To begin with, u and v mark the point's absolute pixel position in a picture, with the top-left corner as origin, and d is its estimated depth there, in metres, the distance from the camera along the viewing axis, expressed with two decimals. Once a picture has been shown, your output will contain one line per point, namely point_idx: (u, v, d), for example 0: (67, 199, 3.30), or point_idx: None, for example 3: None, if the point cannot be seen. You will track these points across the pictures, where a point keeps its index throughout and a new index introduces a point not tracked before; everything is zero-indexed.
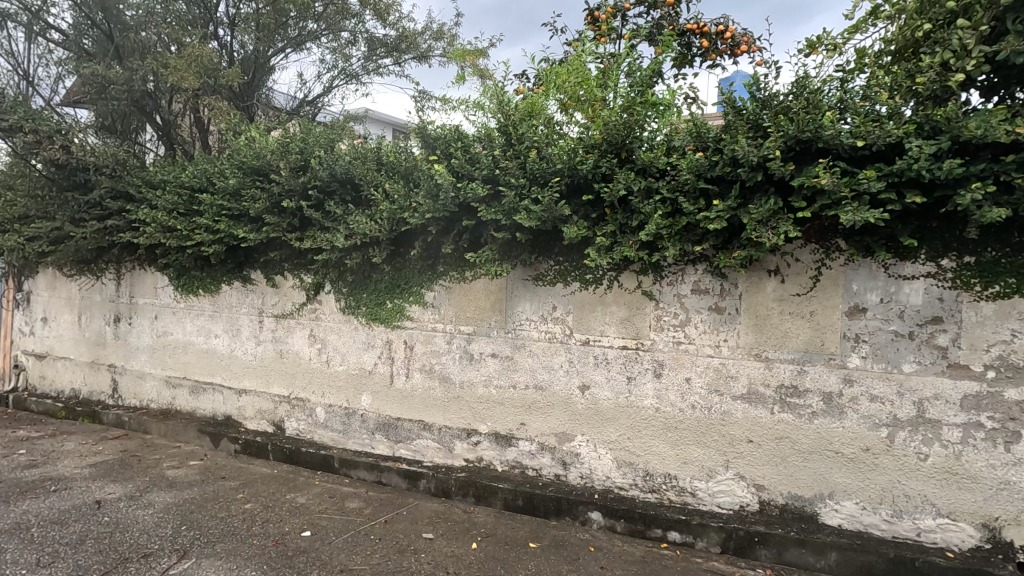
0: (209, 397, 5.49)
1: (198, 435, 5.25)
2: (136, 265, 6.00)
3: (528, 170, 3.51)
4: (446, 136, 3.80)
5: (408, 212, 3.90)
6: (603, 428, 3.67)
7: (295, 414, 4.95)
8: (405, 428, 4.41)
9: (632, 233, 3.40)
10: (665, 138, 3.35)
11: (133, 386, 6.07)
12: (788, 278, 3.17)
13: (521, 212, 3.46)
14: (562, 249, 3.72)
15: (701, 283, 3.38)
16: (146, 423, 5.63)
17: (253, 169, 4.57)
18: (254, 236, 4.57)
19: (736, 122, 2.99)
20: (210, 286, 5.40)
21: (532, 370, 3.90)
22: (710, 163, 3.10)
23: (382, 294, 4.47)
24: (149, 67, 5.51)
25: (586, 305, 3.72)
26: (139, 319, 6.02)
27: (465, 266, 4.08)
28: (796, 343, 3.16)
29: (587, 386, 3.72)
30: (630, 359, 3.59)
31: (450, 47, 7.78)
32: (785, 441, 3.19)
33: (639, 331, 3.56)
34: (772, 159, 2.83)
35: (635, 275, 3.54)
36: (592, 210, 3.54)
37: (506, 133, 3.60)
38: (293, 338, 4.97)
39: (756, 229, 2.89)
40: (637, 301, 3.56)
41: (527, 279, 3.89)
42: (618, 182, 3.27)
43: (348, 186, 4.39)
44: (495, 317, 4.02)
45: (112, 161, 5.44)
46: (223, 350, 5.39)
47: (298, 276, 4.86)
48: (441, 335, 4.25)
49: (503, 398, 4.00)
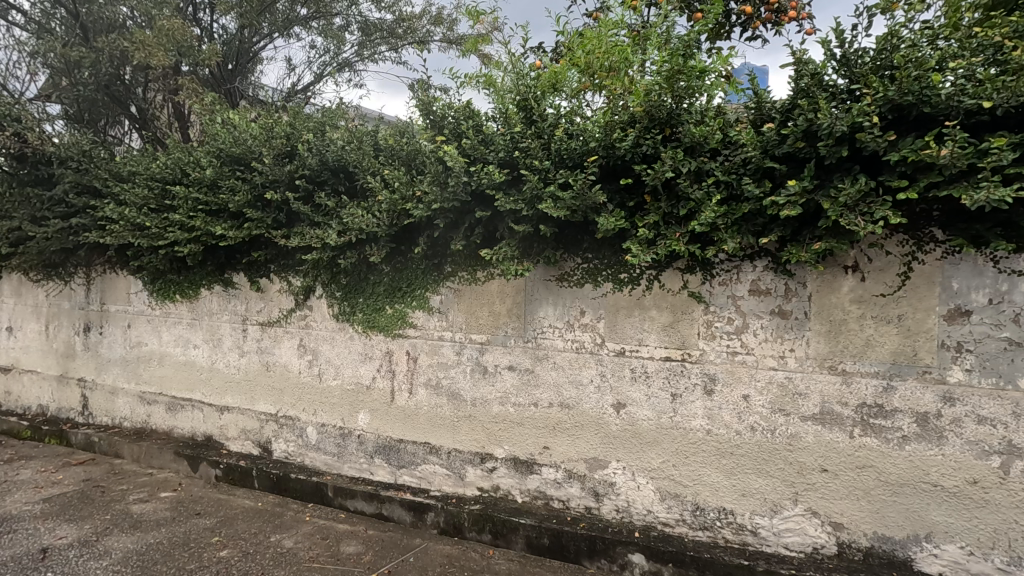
0: (187, 414, 4.92)
1: (174, 458, 4.66)
2: (106, 268, 5.41)
3: (553, 150, 2.99)
4: (455, 114, 3.26)
5: (411, 202, 3.36)
6: (642, 453, 3.14)
7: (284, 435, 4.39)
8: (409, 451, 3.86)
9: (678, 223, 2.87)
10: (719, 109, 2.82)
11: (105, 403, 5.49)
12: (869, 276, 2.64)
13: (546, 200, 2.93)
14: (592, 245, 3.18)
15: (760, 282, 2.86)
16: (117, 445, 5.05)
17: (233, 157, 4.03)
18: (234, 233, 4.00)
19: (814, 86, 2.46)
20: (189, 291, 4.84)
21: (556, 386, 3.36)
22: (779, 138, 2.58)
23: (381, 299, 3.92)
24: (116, 45, 4.92)
25: (620, 310, 3.18)
26: (111, 328, 5.44)
27: (478, 265, 3.54)
28: (881, 353, 2.64)
29: (623, 404, 3.18)
30: (674, 372, 3.06)
31: (451, 32, 7.23)
32: (869, 471, 2.66)
33: (685, 340, 3.03)
34: (861, 129, 2.30)
35: (680, 274, 3.02)
36: (629, 196, 3.01)
37: (525, 108, 3.06)
38: (281, 348, 4.41)
39: (842, 215, 2.36)
40: (682, 304, 3.04)
41: (550, 279, 3.35)
42: (663, 163, 2.74)
43: (341, 175, 3.83)
44: (512, 323, 3.48)
45: (76, 151, 4.88)
46: (203, 362, 4.82)
47: (286, 280, 4.31)
48: (449, 345, 3.70)
49: (523, 418, 3.46)
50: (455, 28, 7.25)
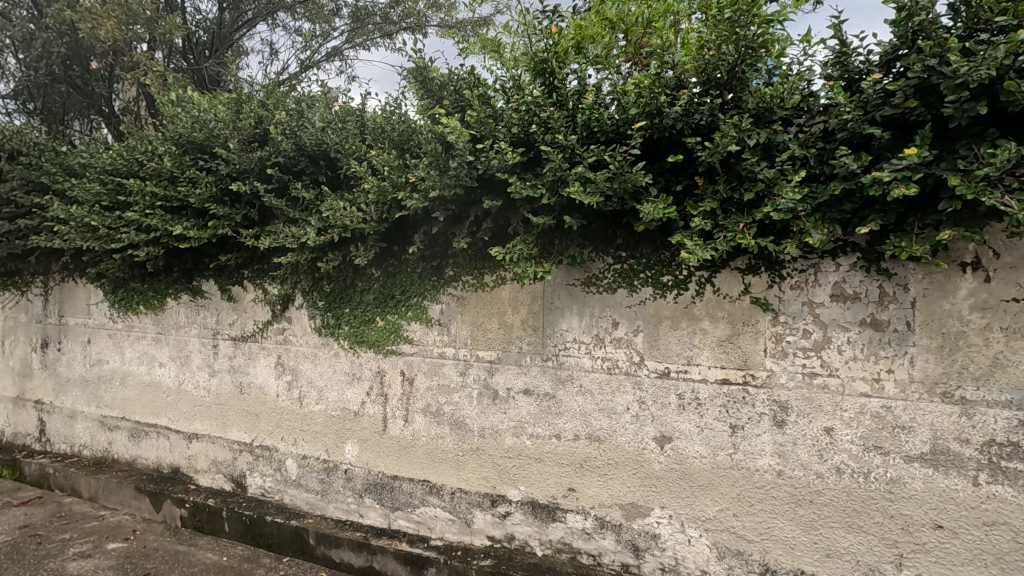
0: (152, 443, 4.30)
1: (135, 496, 4.03)
2: (65, 276, 4.80)
3: (580, 122, 2.39)
4: (456, 81, 2.66)
5: (403, 191, 2.75)
6: (694, 499, 2.53)
7: (260, 468, 3.77)
8: (405, 491, 3.24)
9: (740, 211, 2.28)
10: (791, 64, 2.23)
11: (63, 428, 4.87)
12: (997, 275, 2.03)
13: (573, 184, 2.33)
14: (627, 240, 2.58)
15: (846, 284, 2.25)
16: (73, 479, 4.42)
17: (196, 144, 3.43)
18: (197, 233, 3.38)
19: (934, 24, 1.86)
20: (153, 302, 4.24)
21: (583, 415, 2.75)
22: (881, 97, 1.98)
23: (370, 309, 3.31)
24: (64, 18, 4.32)
25: (663, 321, 2.58)
26: (70, 343, 4.82)
27: (486, 267, 2.94)
28: (1015, 375, 2.02)
29: (668, 438, 2.58)
30: (734, 399, 2.45)
31: (450, 17, 6.63)
32: (1001, 530, 2.04)
33: (747, 357, 2.42)
34: (1008, 75, 1.72)
35: (740, 275, 2.42)
36: (677, 178, 2.41)
37: (543, 71, 2.46)
38: (256, 367, 3.80)
39: (983, 191, 1.76)
40: (743, 313, 2.43)
41: (575, 283, 2.74)
42: (726, 133, 2.15)
43: (322, 162, 3.24)
44: (528, 338, 2.87)
45: (24, 142, 4.30)
46: (169, 383, 4.20)
47: (261, 287, 3.71)
48: (451, 364, 3.09)
49: (542, 453, 2.85)
50: (455, 13, 6.66)
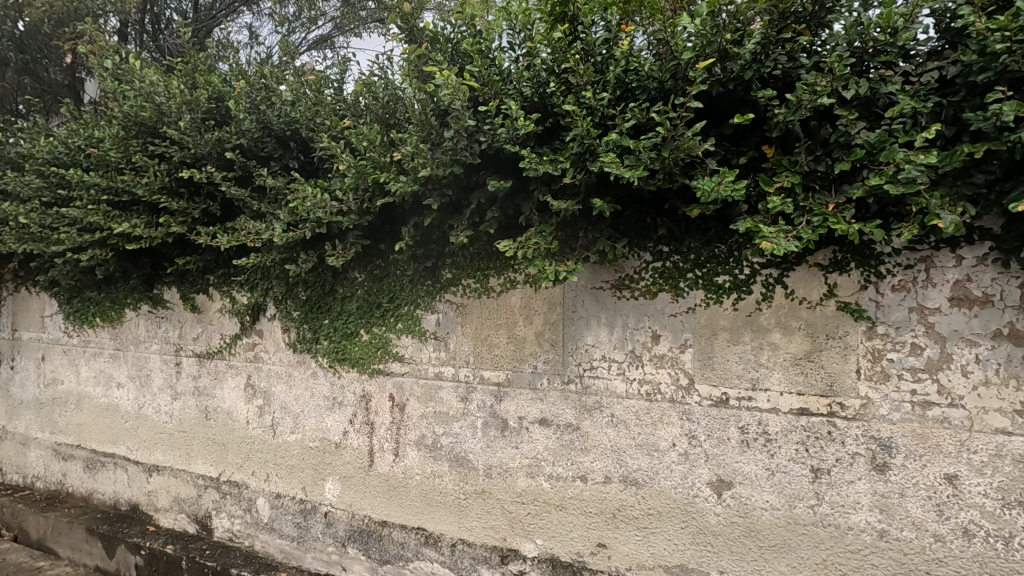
0: (109, 475, 3.75)
1: (87, 538, 3.49)
2: (17, 285, 4.26)
3: (613, 78, 1.85)
4: (452, 32, 2.11)
5: (386, 173, 2.19)
6: (764, 564, 1.96)
7: (227, 508, 3.21)
8: (395, 540, 2.68)
9: (827, 187, 1.73)
10: None
11: (16, 458, 4.32)
12: None
13: (608, 154, 1.78)
14: (672, 231, 2.03)
15: (974, 283, 1.69)
16: (22, 517, 3.87)
17: (146, 125, 2.89)
18: (146, 231, 2.84)
19: None
20: (110, 313, 3.68)
21: (615, 452, 2.18)
22: None
23: (353, 320, 2.76)
24: None
25: (719, 334, 2.01)
26: (23, 361, 4.26)
27: (492, 268, 2.39)
28: None
29: (727, 485, 2.01)
30: (817, 436, 1.88)
31: None
32: None
33: (834, 381, 1.86)
34: None
35: (822, 273, 1.86)
36: (738, 149, 1.87)
37: (564, 15, 1.90)
38: (222, 389, 3.25)
39: None
40: (828, 322, 1.86)
41: (603, 286, 2.18)
42: (814, 80, 1.60)
43: (293, 144, 2.71)
44: (544, 355, 2.31)
45: None
46: (128, 407, 3.65)
47: (228, 295, 3.16)
48: (450, 387, 2.53)
49: (564, 499, 2.28)
50: None
